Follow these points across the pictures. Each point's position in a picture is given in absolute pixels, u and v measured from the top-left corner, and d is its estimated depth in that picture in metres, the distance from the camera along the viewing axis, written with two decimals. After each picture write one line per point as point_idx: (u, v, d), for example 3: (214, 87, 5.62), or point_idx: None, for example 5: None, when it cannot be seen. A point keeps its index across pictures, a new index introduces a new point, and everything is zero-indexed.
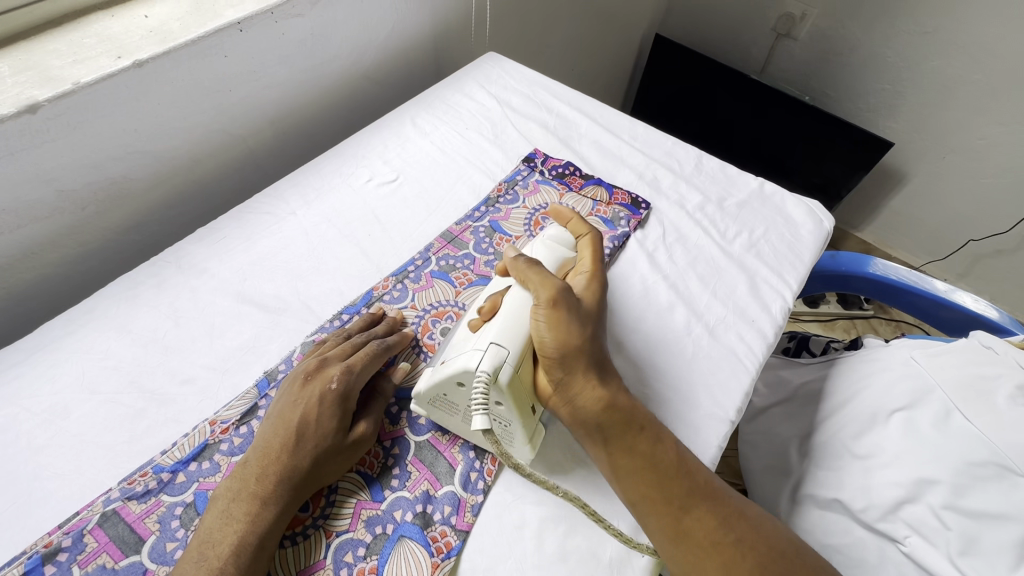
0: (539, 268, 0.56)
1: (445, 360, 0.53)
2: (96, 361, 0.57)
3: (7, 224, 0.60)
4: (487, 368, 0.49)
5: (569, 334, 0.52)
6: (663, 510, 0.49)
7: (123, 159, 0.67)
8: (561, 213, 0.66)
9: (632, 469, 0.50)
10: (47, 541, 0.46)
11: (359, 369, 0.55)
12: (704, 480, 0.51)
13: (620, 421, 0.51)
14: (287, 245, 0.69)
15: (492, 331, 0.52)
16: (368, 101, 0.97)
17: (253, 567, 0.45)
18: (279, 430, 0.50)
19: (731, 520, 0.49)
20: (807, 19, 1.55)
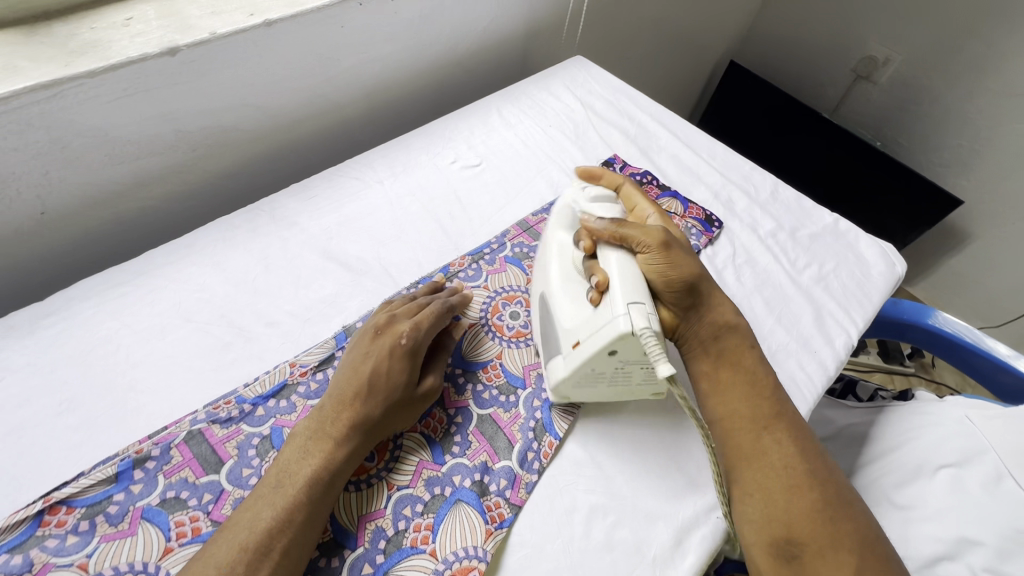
0: (625, 224, 0.59)
1: (577, 338, 0.54)
2: (191, 292, 0.61)
3: (129, 154, 0.65)
4: (644, 327, 0.50)
5: (684, 260, 0.58)
6: (749, 425, 0.55)
7: (236, 109, 0.71)
8: (593, 172, 0.71)
9: (731, 382, 0.58)
10: (138, 448, 0.50)
11: (428, 327, 0.57)
12: (792, 417, 0.56)
13: (733, 342, 0.60)
14: (372, 211, 0.72)
15: (618, 293, 0.52)
16: (456, 86, 1.00)
17: (327, 499, 0.48)
18: (352, 379, 0.52)
19: (809, 457, 0.53)
20: (889, 64, 1.53)
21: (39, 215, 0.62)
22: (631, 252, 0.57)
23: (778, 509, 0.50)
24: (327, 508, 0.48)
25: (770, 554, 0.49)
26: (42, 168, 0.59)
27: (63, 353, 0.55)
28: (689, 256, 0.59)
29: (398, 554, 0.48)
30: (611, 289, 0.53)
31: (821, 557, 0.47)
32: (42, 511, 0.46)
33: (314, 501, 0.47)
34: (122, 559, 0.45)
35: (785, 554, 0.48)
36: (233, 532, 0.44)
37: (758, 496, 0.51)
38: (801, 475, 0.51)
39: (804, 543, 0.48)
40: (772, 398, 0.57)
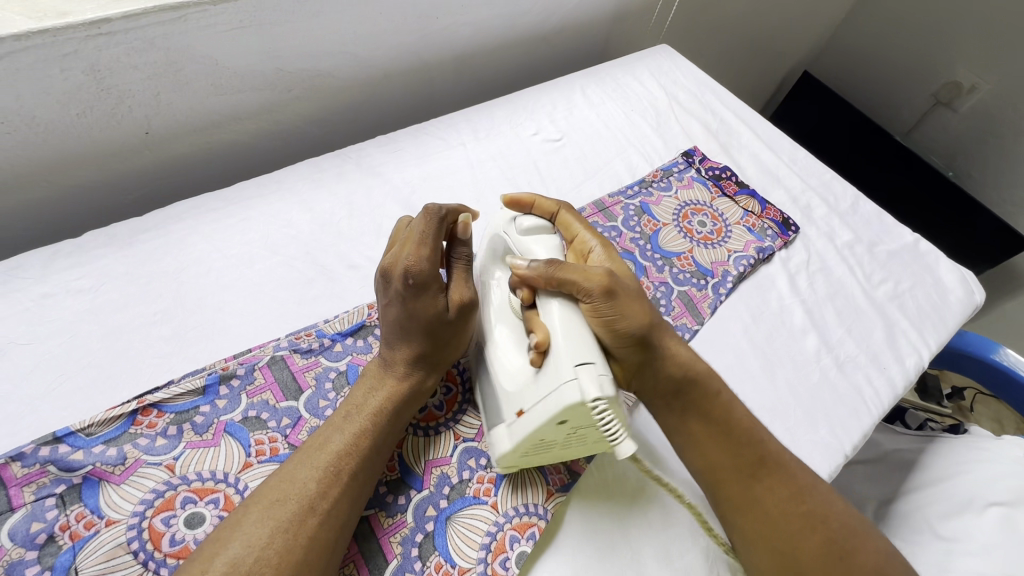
0: (562, 266, 0.49)
1: (521, 407, 0.46)
2: (279, 227, 0.63)
3: (232, 87, 0.67)
4: (594, 394, 0.41)
5: (630, 309, 0.50)
6: (734, 476, 0.50)
7: (335, 56, 0.72)
8: (521, 200, 0.60)
9: (704, 432, 0.52)
10: (224, 365, 0.52)
11: (432, 255, 0.51)
12: (774, 451, 0.51)
13: (696, 393, 0.52)
14: (453, 172, 0.73)
15: (561, 353, 0.44)
16: (539, 61, 1.00)
17: (408, 413, 0.51)
18: (388, 326, 0.52)
19: (803, 493, 0.50)
20: (975, 92, 1.46)
21: (144, 134, 0.64)
22: (572, 301, 0.49)
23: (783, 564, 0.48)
24: (398, 433, 0.50)
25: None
26: (154, 89, 0.61)
27: (159, 267, 0.57)
28: (636, 300, 0.50)
29: (461, 502, 0.49)
30: (553, 348, 0.45)
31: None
32: (135, 411, 0.48)
33: (382, 428, 0.48)
34: (205, 466, 0.47)
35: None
36: (309, 457, 0.45)
37: (762, 552, 0.49)
38: (801, 525, 0.48)
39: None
40: (750, 441, 0.51)
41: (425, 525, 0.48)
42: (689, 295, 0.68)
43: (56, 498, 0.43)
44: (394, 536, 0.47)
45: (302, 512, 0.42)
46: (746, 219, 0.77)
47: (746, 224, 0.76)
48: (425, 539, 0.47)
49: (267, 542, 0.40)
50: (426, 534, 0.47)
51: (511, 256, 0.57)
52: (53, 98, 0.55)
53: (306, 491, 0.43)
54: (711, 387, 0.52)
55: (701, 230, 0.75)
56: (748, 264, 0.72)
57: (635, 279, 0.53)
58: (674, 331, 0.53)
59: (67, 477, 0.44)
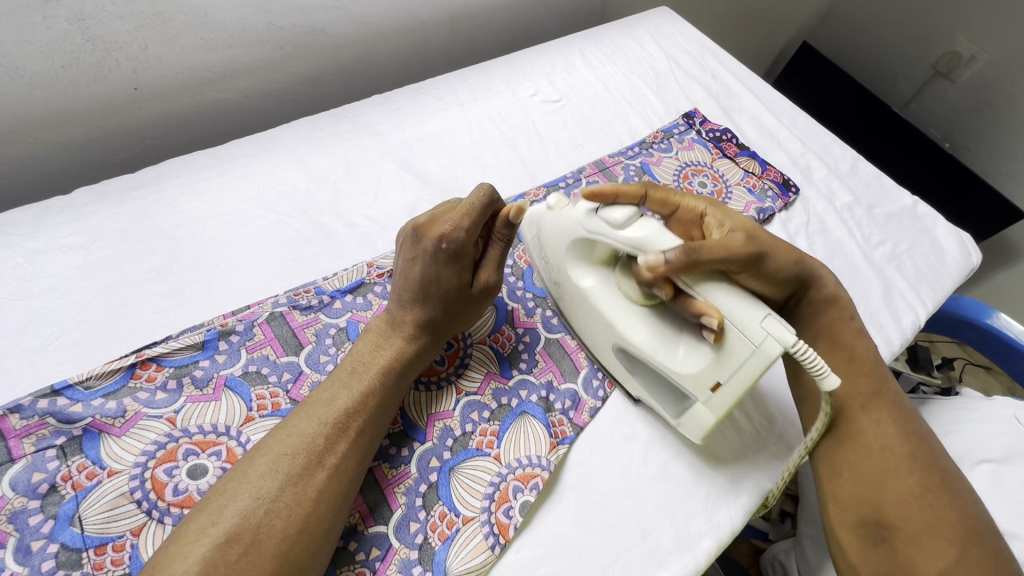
0: (702, 248, 0.44)
1: (715, 381, 0.45)
2: (274, 184, 0.62)
3: (222, 41, 0.65)
4: (787, 340, 0.41)
5: (775, 253, 0.51)
6: (843, 401, 0.52)
7: (327, 11, 0.70)
8: (601, 195, 0.50)
9: (826, 366, 0.54)
10: (223, 321, 0.51)
11: (472, 229, 0.51)
12: (896, 398, 0.52)
13: (822, 324, 0.56)
14: (451, 131, 0.72)
15: (739, 317, 0.42)
16: (535, 24, 0.98)
17: (401, 386, 0.49)
18: (406, 285, 0.52)
19: (912, 438, 0.49)
20: (974, 63, 1.45)
21: (132, 90, 0.63)
22: (723, 276, 0.45)
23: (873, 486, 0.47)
24: (403, 392, 0.50)
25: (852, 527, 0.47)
26: (141, 41, 0.59)
27: (152, 224, 0.56)
28: (776, 242, 0.51)
29: (464, 453, 0.50)
30: (726, 320, 0.43)
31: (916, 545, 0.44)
32: (134, 365, 0.47)
33: (389, 390, 0.48)
34: (206, 419, 0.47)
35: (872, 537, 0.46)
36: (314, 409, 0.45)
37: (850, 484, 0.48)
38: (903, 459, 0.48)
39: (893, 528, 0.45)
40: (868, 373, 0.53)
41: (429, 476, 0.48)
42: None
43: (57, 449, 0.43)
44: (397, 487, 0.47)
45: (305, 464, 0.42)
46: (747, 180, 0.77)
47: (747, 184, 0.76)
48: (428, 490, 0.47)
49: (271, 491, 0.40)
50: (429, 485, 0.48)
51: (600, 248, 0.51)
52: (36, 48, 0.54)
53: (310, 444, 0.43)
54: (833, 340, 0.55)
55: (701, 190, 0.74)
56: None
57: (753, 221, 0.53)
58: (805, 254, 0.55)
59: (67, 429, 0.44)
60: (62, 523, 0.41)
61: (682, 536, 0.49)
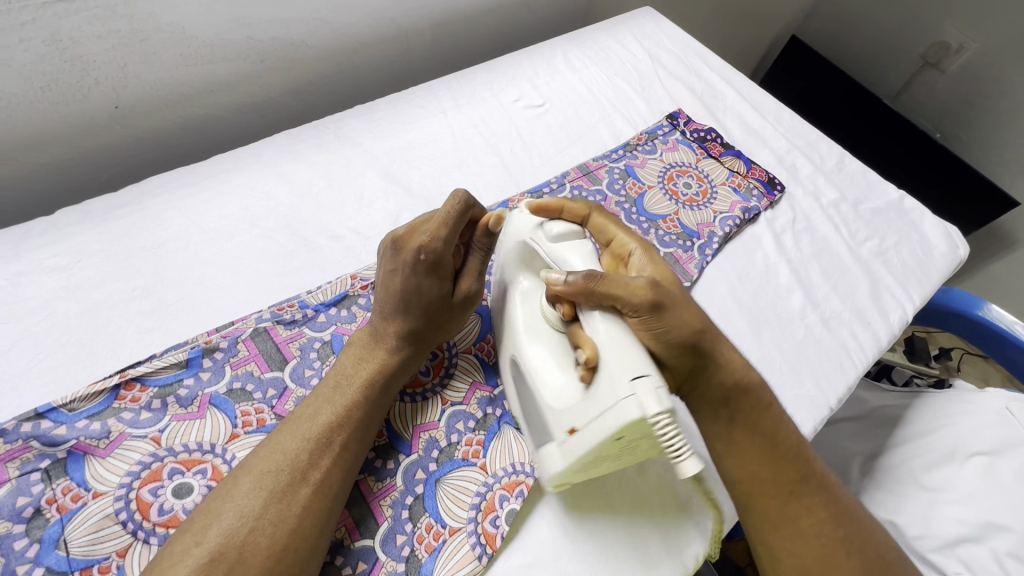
0: (599, 279, 0.45)
1: (571, 424, 0.44)
2: (257, 199, 0.62)
3: (202, 57, 0.65)
4: (656, 408, 0.39)
5: (678, 313, 0.46)
6: (774, 492, 0.49)
7: (307, 23, 0.70)
8: (545, 206, 0.52)
9: (749, 452, 0.49)
10: (207, 338, 0.51)
11: (450, 237, 0.51)
12: (822, 474, 0.50)
13: (742, 405, 0.50)
14: (434, 140, 0.72)
15: (614, 367, 0.41)
16: (518, 27, 0.98)
17: (383, 400, 0.49)
18: (387, 296, 0.52)
19: (841, 518, 0.49)
20: (963, 52, 1.45)
21: (113, 109, 0.63)
22: (615, 314, 0.45)
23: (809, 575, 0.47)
24: (387, 404, 0.50)
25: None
26: (120, 60, 0.59)
27: (136, 243, 0.56)
28: (682, 306, 0.47)
29: (450, 464, 0.50)
30: (602, 365, 0.42)
31: None
32: (118, 385, 0.48)
33: (372, 402, 0.48)
34: (192, 438, 0.47)
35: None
36: (295, 426, 0.45)
37: (790, 569, 0.48)
38: (828, 539, 0.48)
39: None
40: (796, 460, 0.50)
41: (415, 488, 0.48)
42: (675, 256, 0.68)
43: (42, 472, 0.43)
44: (384, 499, 0.47)
45: (288, 481, 0.42)
46: (732, 179, 0.77)
47: (732, 184, 0.76)
48: (415, 502, 0.47)
49: (255, 510, 0.40)
50: (416, 497, 0.48)
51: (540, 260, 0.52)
52: (14, 71, 0.54)
53: (292, 461, 0.43)
54: (753, 411, 0.50)
55: (686, 192, 0.75)
56: (733, 225, 0.72)
57: (679, 284, 0.49)
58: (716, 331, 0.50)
59: (51, 452, 0.44)
60: (48, 546, 0.41)
61: (670, 539, 0.50)
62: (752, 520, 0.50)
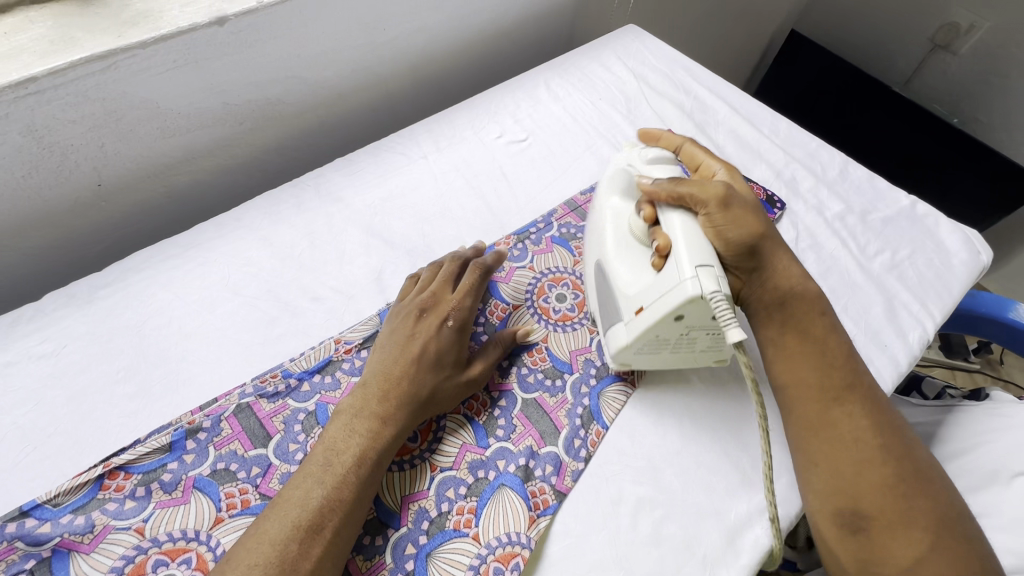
0: (680, 182, 0.53)
1: (639, 304, 0.50)
2: (240, 266, 0.61)
3: (179, 127, 0.65)
4: (717, 287, 0.46)
5: (750, 220, 0.53)
6: (818, 395, 0.51)
7: (282, 82, 0.70)
8: (650, 133, 0.66)
9: (799, 349, 0.53)
10: (190, 419, 0.51)
11: (473, 303, 0.57)
12: (868, 388, 0.51)
13: (799, 308, 0.54)
14: (416, 187, 0.71)
15: (684, 254, 0.48)
16: (500, 58, 0.96)
17: (373, 479, 0.47)
18: (398, 361, 0.52)
19: (884, 429, 0.49)
20: (974, 31, 1.39)
21: (96, 186, 0.63)
22: (691, 214, 0.52)
23: (839, 474, 0.47)
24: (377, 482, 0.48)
25: (827, 498, 0.47)
26: (98, 140, 0.60)
27: (120, 323, 0.56)
28: (754, 216, 0.53)
29: (442, 536, 0.48)
30: (673, 250, 0.49)
31: (890, 535, 0.45)
32: (102, 475, 0.47)
33: (364, 479, 0.46)
34: (176, 525, 0.46)
35: (849, 525, 0.46)
36: (287, 508, 0.43)
37: (824, 483, 0.48)
38: (865, 446, 0.48)
39: (869, 516, 0.46)
40: (844, 368, 0.51)
41: (405, 564, 0.46)
42: None
43: (27, 574, 0.43)
44: None
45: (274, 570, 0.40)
46: None
47: None
48: None
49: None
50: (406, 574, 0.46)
51: None
52: None
53: (281, 544, 0.41)
54: (799, 317, 0.54)
55: None
56: None
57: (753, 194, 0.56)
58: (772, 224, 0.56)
59: (36, 551, 0.43)
60: None
61: None
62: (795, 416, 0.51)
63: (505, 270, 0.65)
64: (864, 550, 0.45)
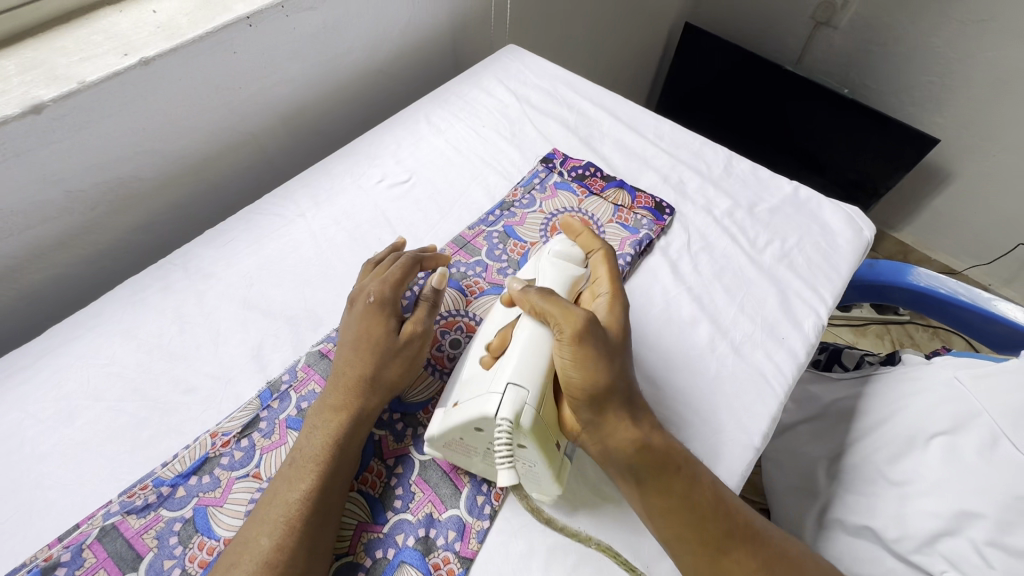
0: (549, 298, 0.51)
1: (457, 400, 0.50)
2: (101, 367, 0.56)
3: (15, 225, 0.59)
4: (508, 415, 0.45)
5: (604, 365, 0.49)
6: (702, 551, 0.46)
7: (131, 158, 0.65)
8: (572, 226, 0.62)
9: (667, 507, 0.47)
10: (47, 554, 0.46)
11: (395, 280, 0.58)
12: (744, 521, 0.48)
13: (657, 457, 0.48)
14: (295, 249, 0.67)
15: (506, 367, 0.48)
16: (381, 96, 0.94)
17: (344, 460, 0.49)
18: (339, 352, 0.55)
19: (772, 561, 0.47)
20: (848, 7, 1.46)
21: None
22: (548, 332, 0.50)
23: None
24: (348, 467, 0.49)
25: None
26: None
27: None
28: (604, 363, 0.48)
29: None
30: (505, 356, 0.49)
31: None
32: None
33: (332, 463, 0.48)
34: None
35: None
36: (265, 514, 0.45)
37: None
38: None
39: None
40: (718, 514, 0.47)
41: None
42: None
43: None
44: None
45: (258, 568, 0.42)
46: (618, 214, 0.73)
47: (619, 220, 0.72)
48: None
49: None
50: None
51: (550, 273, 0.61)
52: None
53: (262, 549, 0.43)
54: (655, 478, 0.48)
55: None
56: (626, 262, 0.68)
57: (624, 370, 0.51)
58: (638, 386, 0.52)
59: None
60: None
61: None
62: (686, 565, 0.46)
63: None
64: None
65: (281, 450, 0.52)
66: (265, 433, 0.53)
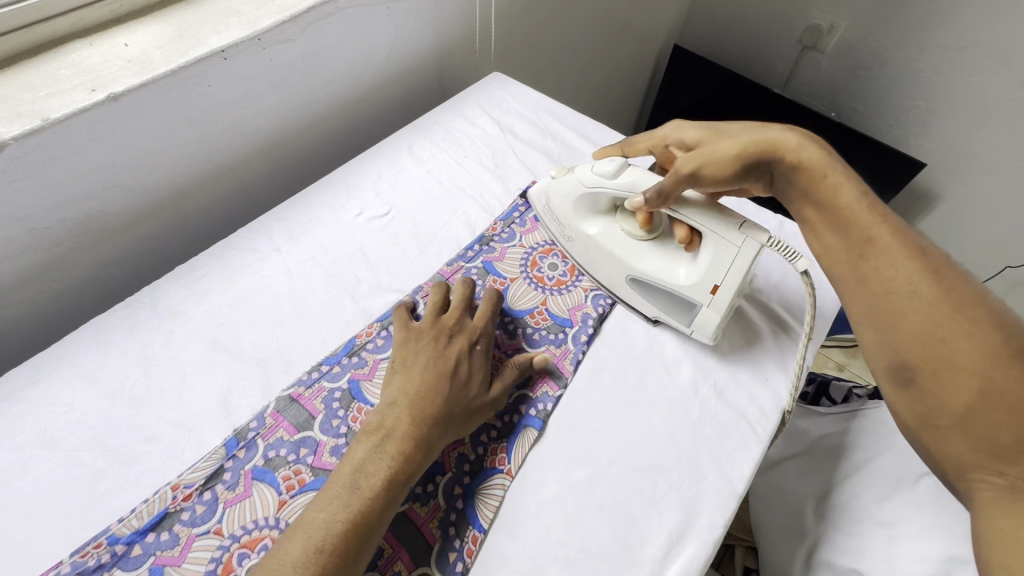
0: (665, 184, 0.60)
1: (713, 284, 0.60)
2: (59, 414, 0.54)
3: None
4: (765, 237, 0.58)
5: (718, 151, 0.60)
6: (849, 254, 0.51)
7: (101, 193, 0.64)
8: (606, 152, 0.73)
9: (829, 227, 0.54)
10: None
11: (488, 334, 0.61)
12: (937, 262, 0.47)
13: (811, 176, 0.56)
14: (268, 285, 0.65)
15: (716, 229, 0.60)
16: (365, 124, 0.93)
17: (400, 497, 0.48)
18: (431, 379, 0.54)
19: (957, 296, 0.45)
20: (834, 31, 1.48)
21: None
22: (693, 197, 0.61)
23: (935, 409, 0.43)
24: (400, 502, 0.48)
25: (891, 384, 0.46)
26: None
27: None
28: (712, 151, 0.61)
29: None
30: (703, 231, 0.61)
31: (939, 377, 0.43)
32: None
33: (395, 491, 0.48)
34: None
35: (899, 379, 0.46)
36: (306, 532, 0.44)
37: (874, 354, 0.49)
38: (951, 312, 0.44)
39: (917, 364, 0.44)
40: (872, 223, 0.51)
41: None
42: (548, 355, 0.63)
43: None
44: None
45: None
46: None
47: None
48: None
49: None
50: None
51: (599, 202, 0.69)
52: None
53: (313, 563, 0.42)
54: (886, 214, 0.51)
55: (552, 274, 0.71)
56: (607, 303, 0.68)
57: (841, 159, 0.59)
58: (767, 129, 0.60)
59: None
60: None
61: None
62: (884, 355, 0.47)
63: (369, 365, 0.60)
64: (920, 401, 0.44)
65: (246, 504, 0.50)
66: (229, 485, 0.51)
